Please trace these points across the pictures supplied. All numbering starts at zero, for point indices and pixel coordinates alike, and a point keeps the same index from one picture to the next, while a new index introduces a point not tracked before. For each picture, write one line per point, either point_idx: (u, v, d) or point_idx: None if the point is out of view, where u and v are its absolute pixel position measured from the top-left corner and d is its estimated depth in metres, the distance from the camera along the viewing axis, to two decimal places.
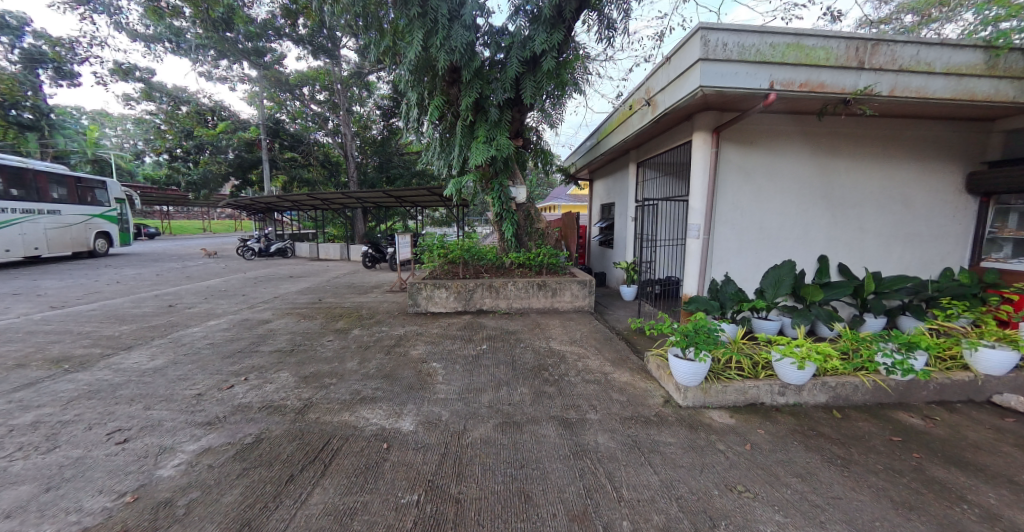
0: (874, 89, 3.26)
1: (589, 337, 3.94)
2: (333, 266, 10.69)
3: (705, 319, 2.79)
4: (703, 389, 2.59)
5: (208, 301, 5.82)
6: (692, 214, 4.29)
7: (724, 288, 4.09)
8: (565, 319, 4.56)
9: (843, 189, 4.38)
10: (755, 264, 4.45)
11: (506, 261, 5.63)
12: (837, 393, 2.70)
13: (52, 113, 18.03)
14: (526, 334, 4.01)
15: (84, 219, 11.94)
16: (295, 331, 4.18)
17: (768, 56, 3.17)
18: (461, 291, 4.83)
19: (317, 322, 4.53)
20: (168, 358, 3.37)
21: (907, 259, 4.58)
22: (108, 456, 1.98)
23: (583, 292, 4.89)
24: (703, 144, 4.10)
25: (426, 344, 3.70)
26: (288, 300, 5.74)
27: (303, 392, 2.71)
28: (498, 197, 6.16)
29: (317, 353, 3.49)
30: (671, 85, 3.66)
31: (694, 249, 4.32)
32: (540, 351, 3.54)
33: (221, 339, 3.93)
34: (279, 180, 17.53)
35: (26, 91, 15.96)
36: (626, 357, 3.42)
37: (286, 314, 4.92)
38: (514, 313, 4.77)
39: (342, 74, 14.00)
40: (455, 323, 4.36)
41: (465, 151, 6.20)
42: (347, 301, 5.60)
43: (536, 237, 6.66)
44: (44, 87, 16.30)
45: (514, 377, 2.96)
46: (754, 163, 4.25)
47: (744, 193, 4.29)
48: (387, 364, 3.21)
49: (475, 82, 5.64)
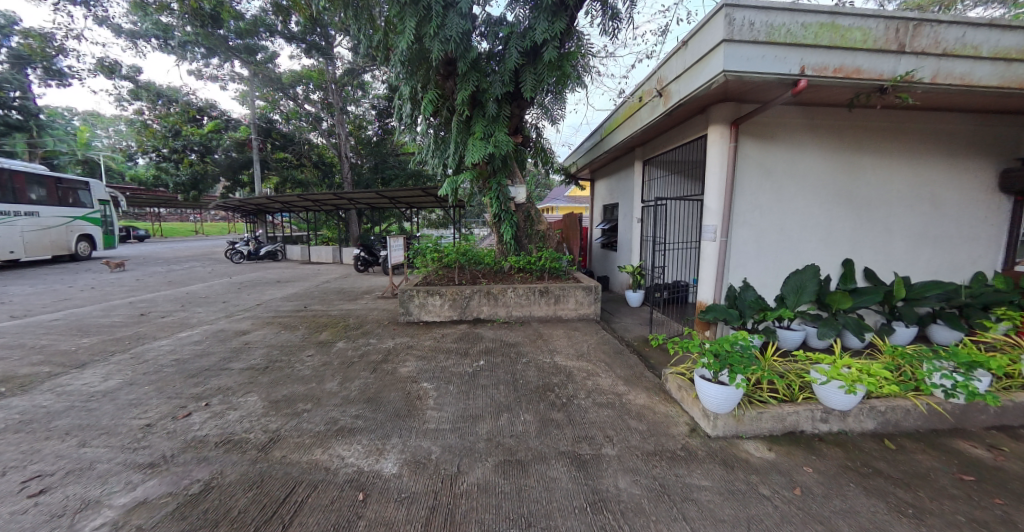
0: (915, 75, 2.92)
1: (597, 350, 3.58)
2: (324, 269, 10.31)
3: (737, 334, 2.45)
4: (735, 416, 2.24)
5: (185, 309, 5.42)
6: (706, 215, 3.94)
7: (742, 295, 3.78)
8: (569, 329, 4.20)
9: (868, 188, 4.05)
10: (775, 269, 4.09)
11: (505, 265, 5.24)
12: (886, 418, 2.35)
13: (41, 113, 17.61)
14: (527, 347, 3.64)
15: (65, 222, 11.49)
16: (274, 344, 3.79)
17: (798, 37, 2.84)
18: (456, 298, 4.44)
19: (298, 334, 4.14)
20: (124, 378, 2.98)
21: (936, 262, 4.26)
22: (13, 515, 1.58)
23: (588, 299, 4.54)
24: (720, 138, 3.77)
25: (417, 360, 3.32)
26: (271, 308, 5.35)
27: (271, 422, 2.33)
28: (496, 197, 5.81)
29: (292, 372, 3.09)
30: (688, 71, 3.33)
31: (709, 252, 3.98)
32: (544, 368, 3.16)
33: (189, 354, 3.53)
34: (271, 181, 17.11)
35: (12, 91, 15.59)
36: (640, 375, 3.05)
37: (266, 324, 4.53)
38: (514, 322, 4.40)
39: (336, 74, 13.73)
40: (450, 335, 3.99)
41: (461, 149, 5.84)
42: (335, 309, 5.21)
43: (536, 240, 6.26)
44: (32, 87, 15.89)
45: (515, 401, 2.58)
46: (775, 160, 3.90)
47: (763, 193, 3.94)
48: (372, 384, 2.84)
49: (471, 74, 5.29)
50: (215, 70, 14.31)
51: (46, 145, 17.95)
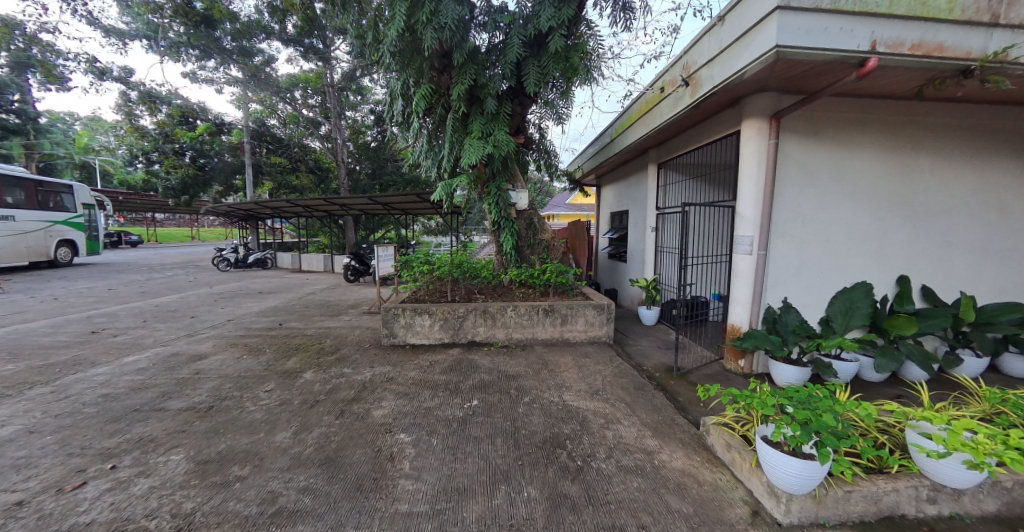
0: (1011, 54, 2.36)
1: (614, 385, 3.00)
2: (314, 278, 9.73)
3: (813, 386, 1.87)
4: (815, 497, 1.65)
5: (146, 325, 4.82)
6: (740, 224, 3.38)
7: (783, 318, 3.25)
8: (578, 356, 3.61)
9: (927, 194, 3.45)
10: (820, 287, 3.49)
11: (505, 279, 4.66)
12: (1012, 497, 1.76)
13: (38, 116, 17.31)
14: (530, 380, 3.05)
15: (44, 226, 10.96)
16: (229, 374, 3.19)
17: (869, 5, 2.30)
18: (447, 318, 3.85)
19: (262, 360, 3.55)
20: (26, 423, 2.37)
21: (1002, 279, 3.64)
22: None
23: (600, 320, 3.97)
24: (757, 134, 3.23)
25: (396, 399, 2.72)
26: (242, 325, 4.77)
27: (187, 500, 1.73)
28: (495, 202, 5.25)
29: (240, 416, 2.50)
30: (726, 52, 2.81)
31: (743, 267, 3.41)
32: (552, 411, 2.57)
33: (123, 387, 2.93)
34: (265, 187, 16.60)
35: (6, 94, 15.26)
36: (671, 423, 2.47)
37: (229, 347, 3.93)
38: (514, 346, 3.82)
39: (334, 78, 13.33)
40: (440, 363, 3.39)
41: (456, 149, 5.30)
42: (312, 328, 4.62)
43: (539, 250, 5.66)
44: (29, 91, 15.59)
45: (516, 465, 1.99)
46: (819, 160, 3.34)
47: (807, 198, 3.36)
48: (334, 437, 2.24)
49: (468, 66, 4.76)
50: (209, 73, 13.91)
51: (42, 148, 17.63)
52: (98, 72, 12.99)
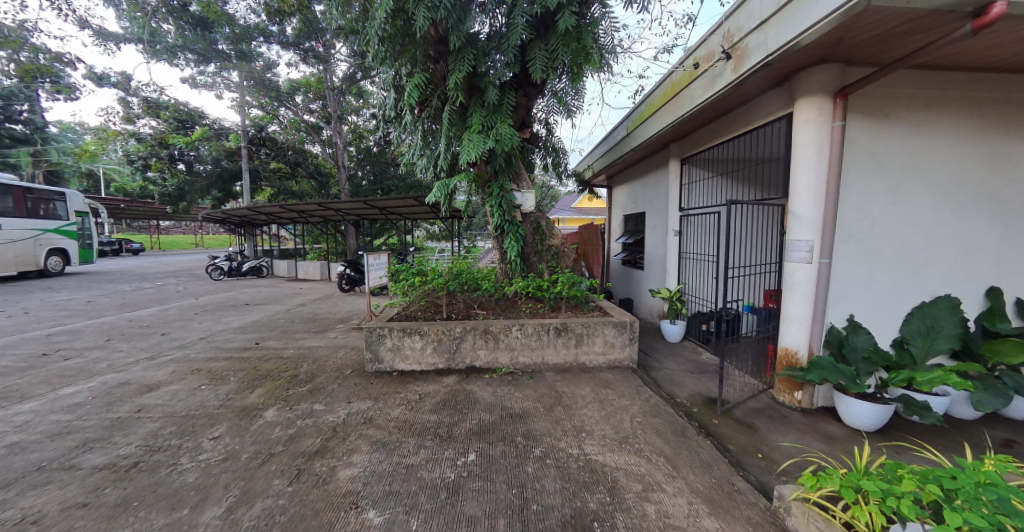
0: None
1: (646, 430, 2.40)
2: (308, 288, 9.21)
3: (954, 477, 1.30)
4: None
5: (108, 344, 4.30)
6: (796, 226, 2.78)
7: (851, 341, 2.66)
8: (597, 385, 3.01)
9: (1022, 187, 2.81)
10: (892, 303, 2.86)
11: (509, 291, 4.08)
12: None
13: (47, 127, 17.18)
14: (541, 422, 2.46)
15: (33, 235, 10.61)
16: (175, 412, 2.63)
17: None
18: (442, 340, 3.27)
19: (222, 391, 2.99)
20: None
21: None
22: None
23: (621, 340, 3.38)
24: (816, 116, 2.64)
25: (370, 452, 2.14)
26: (213, 346, 4.22)
27: None
28: (498, 204, 4.69)
29: (167, 478, 1.93)
30: (788, 7, 2.25)
31: (798, 279, 2.80)
32: (571, 470, 1.98)
33: (40, 432, 2.37)
34: (264, 193, 16.23)
35: (15, 104, 15.21)
36: (729, 491, 1.86)
37: (189, 374, 3.37)
38: (520, 373, 3.23)
39: (335, 82, 12.88)
40: (431, 397, 2.81)
41: (454, 145, 4.73)
42: (290, 348, 4.06)
43: (548, 257, 5.06)
44: (36, 101, 15.48)
45: None
46: (890, 148, 2.73)
47: (875, 194, 2.75)
48: (279, 516, 1.66)
49: (467, 51, 4.22)
50: (208, 77, 13.58)
51: (49, 157, 17.54)
52: (95, 77, 12.72)
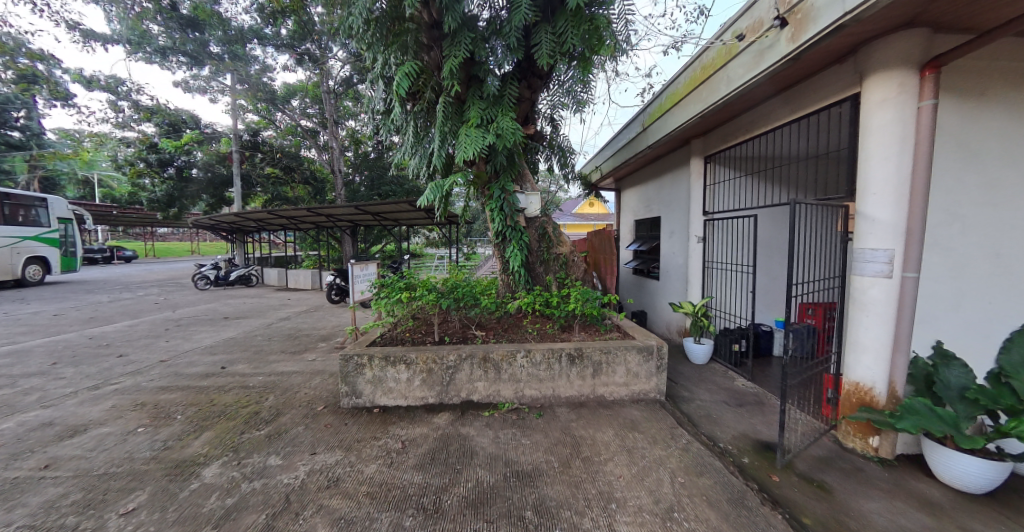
0: None
1: (693, 497, 1.84)
2: (296, 298, 8.68)
3: None
4: None
5: (52, 368, 3.76)
6: (869, 231, 2.25)
7: (943, 376, 2.09)
8: (621, 427, 2.46)
9: None
10: (985, 327, 2.31)
11: (512, 308, 3.53)
12: None
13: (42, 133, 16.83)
14: (556, 486, 1.90)
15: (9, 242, 10.10)
16: (87, 471, 2.05)
17: None
18: (432, 370, 2.73)
19: (161, 435, 2.43)
20: None
21: None
22: None
23: (647, 369, 2.84)
24: (897, 95, 2.12)
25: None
26: (172, 371, 3.67)
27: None
28: (498, 207, 4.15)
29: None
30: None
31: (873, 298, 2.26)
32: None
33: None
34: (258, 199, 15.76)
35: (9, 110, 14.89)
36: None
37: (129, 410, 2.80)
38: (526, 410, 2.68)
39: (331, 85, 12.43)
40: (417, 446, 2.25)
41: (449, 142, 4.19)
42: (259, 374, 3.51)
43: (555, 267, 4.52)
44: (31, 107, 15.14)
45: None
46: (984, 136, 2.20)
47: (966, 194, 2.22)
48: None
49: (463, 34, 3.70)
50: (201, 81, 13.17)
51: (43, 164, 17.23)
52: (84, 81, 12.32)
